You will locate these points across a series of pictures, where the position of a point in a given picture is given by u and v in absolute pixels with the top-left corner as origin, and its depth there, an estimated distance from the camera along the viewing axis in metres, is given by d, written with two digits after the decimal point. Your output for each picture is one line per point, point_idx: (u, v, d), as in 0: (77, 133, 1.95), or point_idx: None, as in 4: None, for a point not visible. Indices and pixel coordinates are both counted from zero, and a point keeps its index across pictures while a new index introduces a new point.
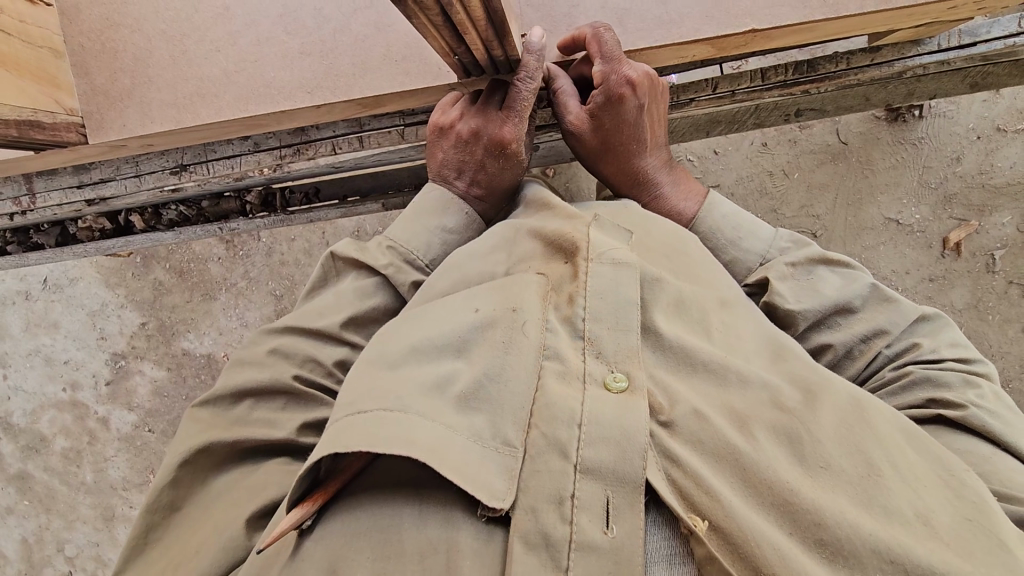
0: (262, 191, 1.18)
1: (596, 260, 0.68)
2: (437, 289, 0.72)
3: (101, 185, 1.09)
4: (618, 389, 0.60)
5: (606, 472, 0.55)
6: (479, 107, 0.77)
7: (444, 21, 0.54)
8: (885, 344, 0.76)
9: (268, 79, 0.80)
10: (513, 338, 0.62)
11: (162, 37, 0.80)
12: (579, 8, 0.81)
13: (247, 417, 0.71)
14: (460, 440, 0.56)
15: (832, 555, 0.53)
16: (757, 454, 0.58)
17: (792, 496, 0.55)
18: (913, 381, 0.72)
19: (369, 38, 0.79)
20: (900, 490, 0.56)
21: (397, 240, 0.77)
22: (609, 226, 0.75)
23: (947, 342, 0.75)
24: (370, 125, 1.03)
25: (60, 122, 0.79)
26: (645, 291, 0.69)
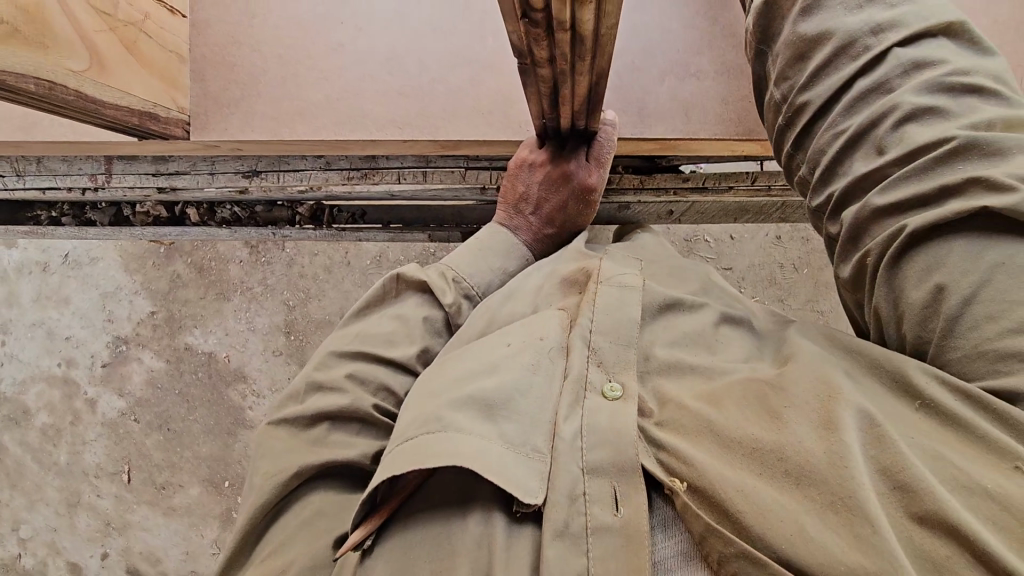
0: (314, 206, 1.26)
1: (605, 284, 0.72)
2: (472, 331, 0.76)
3: (175, 176, 1.16)
4: (612, 398, 0.62)
5: (606, 467, 0.57)
6: (565, 153, 0.85)
7: (550, 92, 0.62)
8: (904, 38, 0.60)
9: (365, 111, 0.90)
10: (540, 363, 0.65)
11: (277, 60, 0.90)
12: (652, 94, 0.87)
13: (323, 439, 0.72)
14: (492, 449, 0.58)
15: (797, 482, 0.51)
16: (727, 423, 0.56)
17: (755, 442, 0.54)
18: (906, 110, 0.58)
19: (462, 92, 0.89)
20: (861, 404, 0.53)
21: (460, 273, 0.82)
22: (619, 258, 0.80)
23: (991, 69, 0.58)
24: (438, 162, 1.12)
25: (171, 118, 0.87)
26: (646, 319, 0.71)
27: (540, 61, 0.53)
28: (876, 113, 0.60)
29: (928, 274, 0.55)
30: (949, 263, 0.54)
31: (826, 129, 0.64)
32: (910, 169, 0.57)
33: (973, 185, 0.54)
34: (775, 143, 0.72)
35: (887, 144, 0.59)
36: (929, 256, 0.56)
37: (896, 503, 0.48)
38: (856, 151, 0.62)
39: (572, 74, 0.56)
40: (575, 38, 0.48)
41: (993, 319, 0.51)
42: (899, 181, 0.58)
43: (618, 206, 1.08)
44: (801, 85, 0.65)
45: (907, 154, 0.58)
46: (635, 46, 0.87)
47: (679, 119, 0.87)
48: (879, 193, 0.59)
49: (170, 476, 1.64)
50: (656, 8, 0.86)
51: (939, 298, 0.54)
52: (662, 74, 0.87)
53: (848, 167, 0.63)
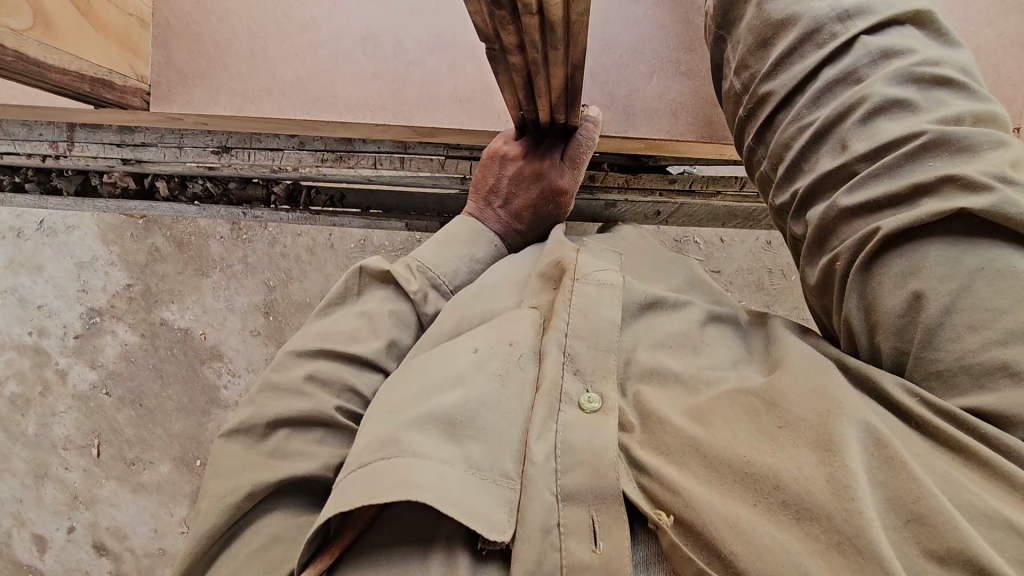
0: (289, 185, 1.19)
1: (581, 280, 0.60)
2: (442, 331, 0.64)
3: (141, 148, 1.11)
4: (589, 410, 0.52)
5: (586, 494, 0.48)
6: (540, 148, 0.81)
7: (524, 84, 0.58)
8: (870, 28, 0.55)
9: (336, 90, 0.85)
10: (511, 373, 0.54)
11: (246, 32, 0.84)
12: (638, 92, 0.83)
13: (284, 449, 0.62)
14: (457, 475, 0.47)
15: (796, 515, 0.42)
16: (715, 441, 0.48)
17: (746, 464, 0.46)
18: (874, 102, 0.53)
19: (439, 77, 0.85)
20: (868, 421, 0.44)
21: (428, 264, 0.76)
22: (597, 251, 0.68)
23: (959, 61, 0.54)
24: (416, 150, 1.08)
25: (129, 87, 0.81)
26: (625, 322, 0.60)
27: (507, 47, 0.49)
28: (847, 103, 0.55)
29: (905, 278, 0.50)
30: (925, 267, 0.49)
31: (789, 122, 0.59)
32: (880, 165, 0.52)
33: (946, 183, 0.49)
34: (738, 137, 0.67)
35: (854, 139, 0.54)
36: (903, 261, 0.50)
37: (911, 538, 0.39)
38: (821, 147, 0.57)
39: (543, 63, 0.52)
40: (544, 23, 0.44)
41: (973, 329, 0.46)
42: (868, 179, 0.53)
43: (603, 203, 1.04)
44: (763, 75, 0.60)
45: (875, 149, 0.53)
46: (621, 42, 0.82)
47: (666, 118, 0.83)
48: (846, 192, 0.54)
49: (140, 452, 1.55)
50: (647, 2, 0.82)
51: (915, 305, 0.49)
52: (650, 71, 0.82)
53: (814, 162, 0.57)
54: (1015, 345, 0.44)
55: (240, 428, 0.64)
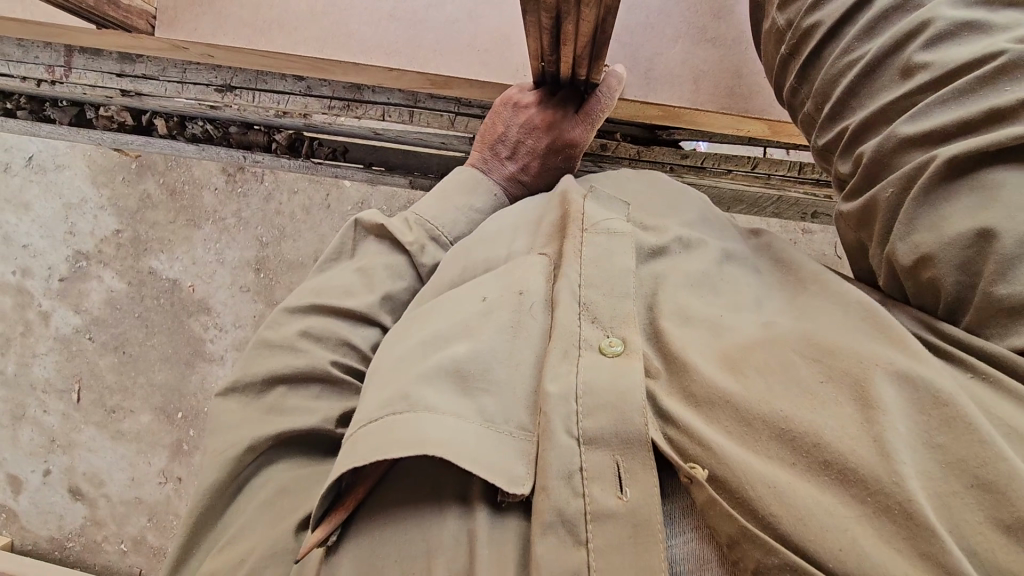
0: (292, 134, 1.15)
1: (590, 231, 0.57)
2: (444, 279, 0.62)
3: (141, 80, 1.07)
4: (612, 354, 0.48)
5: (609, 438, 0.44)
6: (556, 101, 0.77)
7: (552, 27, 0.56)
8: None
9: (351, 30, 0.83)
10: (522, 323, 0.51)
11: None
12: (662, 56, 0.81)
13: (282, 405, 0.61)
14: (469, 431, 0.45)
15: (841, 476, 0.39)
16: (747, 393, 0.44)
17: (784, 420, 0.42)
18: (939, 26, 0.50)
19: (460, 22, 0.83)
20: (919, 378, 0.41)
21: (428, 218, 0.72)
22: (604, 196, 0.63)
23: None
24: (426, 104, 1.04)
25: (135, 8, 0.79)
26: (638, 266, 0.56)
27: None
28: (903, 29, 0.52)
29: (979, 210, 0.45)
30: (1000, 199, 0.44)
31: (840, 55, 0.56)
32: (948, 92, 0.48)
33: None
34: (776, 84, 0.66)
35: (918, 65, 0.51)
36: (975, 194, 0.46)
37: (975, 504, 0.36)
38: (877, 79, 0.54)
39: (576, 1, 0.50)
40: None
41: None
42: (932, 107, 0.49)
43: None
44: (810, 7, 0.59)
45: (943, 73, 0.49)
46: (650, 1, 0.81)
47: (687, 87, 0.81)
48: (907, 122, 0.50)
49: (121, 400, 1.53)
50: None
51: (983, 243, 0.44)
52: (676, 36, 0.81)
53: (863, 100, 0.55)
54: None
55: (235, 382, 0.62)
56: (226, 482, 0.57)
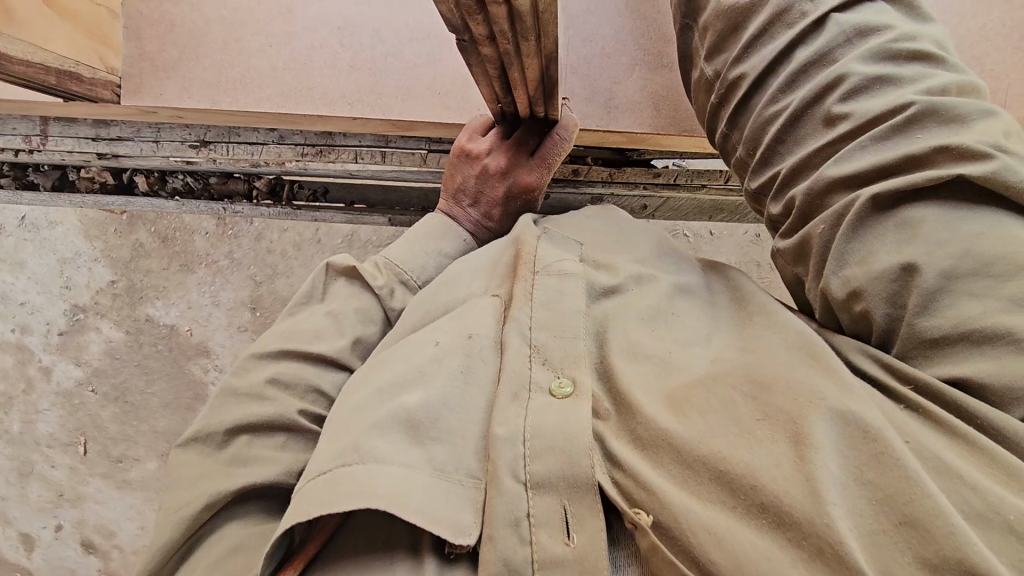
0: (272, 180, 1.16)
1: (542, 273, 0.57)
2: (404, 325, 0.62)
3: (117, 142, 1.09)
4: (561, 396, 0.49)
5: (556, 483, 0.45)
6: (511, 149, 0.77)
7: (500, 74, 0.56)
8: (841, 6, 0.54)
9: (313, 81, 0.84)
10: (472, 368, 0.52)
11: (220, 23, 0.84)
12: (620, 85, 0.82)
13: (244, 456, 0.61)
14: (420, 480, 0.45)
15: (777, 519, 0.39)
16: (694, 436, 0.44)
17: (726, 466, 0.42)
18: (858, 79, 0.51)
19: (418, 67, 0.84)
20: (851, 415, 0.41)
21: (393, 260, 0.73)
22: (557, 236, 0.64)
23: (932, 35, 0.53)
24: (397, 144, 1.05)
25: (98, 79, 0.81)
26: (589, 307, 0.56)
27: (481, 37, 0.46)
28: (824, 81, 0.53)
29: (897, 248, 0.47)
30: (919, 240, 0.46)
31: (766, 105, 0.57)
32: (868, 139, 0.50)
33: (939, 154, 0.46)
34: (708, 126, 0.66)
35: (837, 115, 0.52)
36: (892, 234, 0.47)
37: (903, 543, 0.37)
38: (802, 128, 0.55)
39: (513, 55, 0.50)
40: (511, 15, 0.43)
41: (976, 297, 0.43)
42: (853, 153, 0.50)
43: (590, 198, 1.02)
44: (735, 59, 0.59)
45: (860, 124, 0.50)
46: (601, 34, 0.81)
47: (647, 112, 0.82)
48: (831, 166, 0.51)
49: (126, 449, 1.53)
50: None
51: (907, 277, 0.45)
52: (632, 63, 0.81)
53: (795, 140, 0.55)
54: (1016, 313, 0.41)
55: (199, 432, 0.62)
56: (185, 533, 0.56)
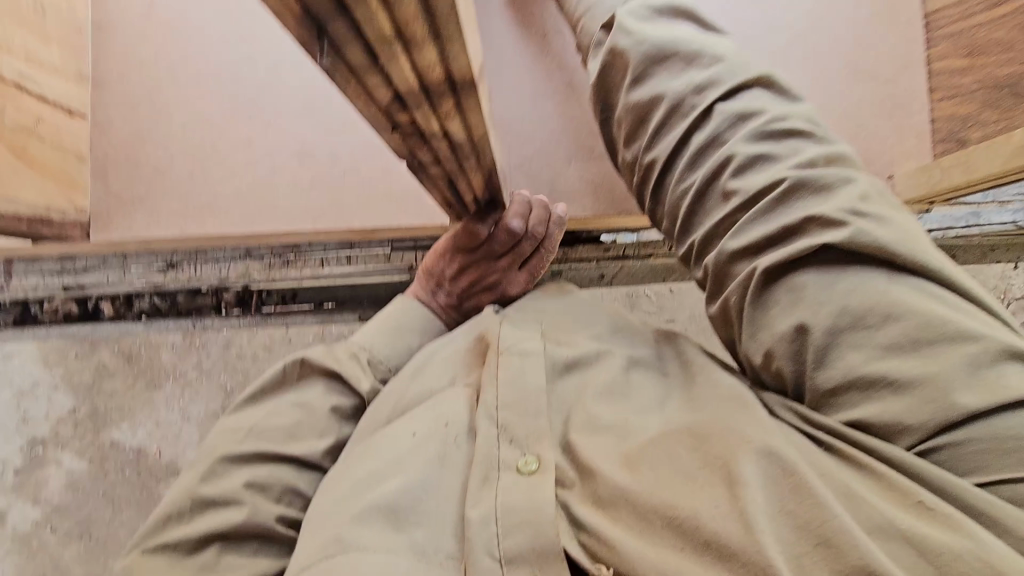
0: (240, 290, 1.14)
1: (503, 354, 0.59)
2: (378, 419, 0.63)
3: (83, 273, 1.14)
4: (527, 472, 0.51)
5: (527, 556, 0.46)
6: (501, 264, 0.82)
7: (448, 185, 0.60)
8: (725, 92, 0.55)
9: (274, 202, 0.90)
10: (448, 454, 0.54)
11: (184, 157, 0.90)
12: (561, 176, 0.88)
13: (215, 566, 0.61)
14: (402, 565, 0.46)
15: (715, 554, 0.42)
16: (641, 489, 0.47)
17: (672, 509, 0.45)
18: (742, 161, 0.53)
19: (374, 180, 0.91)
20: (772, 450, 0.45)
21: (369, 351, 0.73)
22: (520, 321, 0.66)
23: (805, 111, 0.54)
24: (361, 246, 1.12)
25: (67, 221, 0.84)
26: (553, 383, 0.58)
27: (427, 160, 0.51)
28: (715, 164, 0.54)
29: (791, 307, 0.49)
30: (806, 297, 0.49)
31: (674, 186, 0.57)
32: (757, 212, 0.52)
33: (808, 222, 0.50)
34: (638, 196, 0.64)
35: (729, 192, 0.53)
36: (788, 289, 0.50)
37: (822, 565, 0.39)
38: (705, 203, 0.56)
39: (454, 172, 0.56)
40: (450, 142, 0.48)
41: (856, 348, 0.47)
42: (746, 226, 0.52)
43: (549, 273, 1.09)
44: (645, 144, 0.59)
45: (747, 200, 0.52)
46: (532, 133, 0.88)
47: (587, 200, 0.88)
48: (731, 238, 0.53)
49: None
50: (532, 95, 0.88)
51: (802, 336, 0.49)
52: (569, 156, 0.88)
53: (700, 217, 0.56)
54: (895, 356, 0.46)
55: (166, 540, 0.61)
56: None
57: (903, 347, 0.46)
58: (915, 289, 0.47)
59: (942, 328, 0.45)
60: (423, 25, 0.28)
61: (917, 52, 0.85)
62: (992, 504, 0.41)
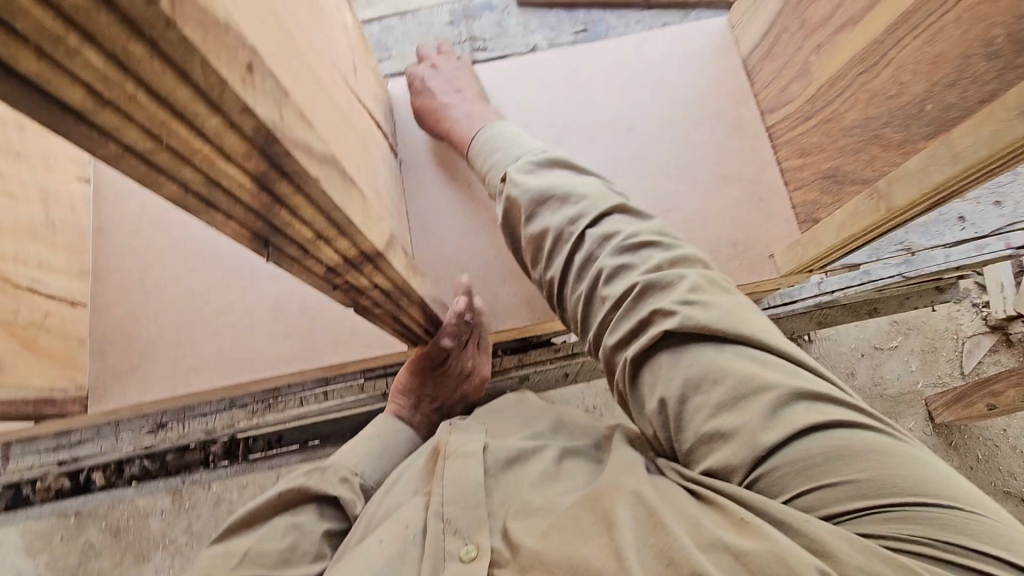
0: (227, 441, 1.22)
1: (449, 458, 0.69)
2: (352, 540, 0.70)
3: (78, 445, 1.20)
4: (468, 560, 0.58)
5: None
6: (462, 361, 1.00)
7: (394, 320, 0.73)
8: (591, 222, 0.71)
9: (253, 354, 1.02)
10: (406, 552, 0.61)
11: (174, 326, 1.03)
12: (500, 295, 1.01)
13: None
14: None
15: None
16: (546, 547, 0.54)
17: (564, 556, 0.52)
18: (609, 272, 0.67)
19: (338, 323, 1.04)
20: (640, 497, 0.54)
21: (348, 470, 0.83)
22: (468, 428, 0.77)
23: (653, 229, 0.70)
24: (336, 380, 1.22)
25: (69, 397, 0.95)
26: (493, 478, 0.67)
27: (370, 305, 0.64)
28: (592, 276, 0.69)
29: (653, 381, 0.61)
30: (660, 374, 0.60)
31: (571, 297, 0.72)
32: (622, 310, 0.65)
33: (655, 315, 0.62)
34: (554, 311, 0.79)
35: (604, 297, 0.67)
36: (650, 369, 0.61)
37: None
38: (592, 307, 0.70)
39: (396, 310, 0.69)
40: (381, 291, 0.62)
41: (700, 408, 0.57)
42: (618, 322, 0.65)
43: (517, 379, 1.20)
44: (543, 266, 0.74)
45: (615, 302, 0.66)
46: (467, 264, 1.02)
47: (526, 312, 1.01)
48: (609, 334, 0.66)
49: None
50: (465, 231, 1.03)
51: (663, 407, 0.59)
52: (505, 277, 1.01)
53: (591, 318, 0.70)
54: (726, 411, 0.55)
55: None
56: None
57: (729, 404, 0.55)
58: (736, 354, 0.58)
59: (752, 383, 0.55)
60: (328, 225, 0.44)
61: (769, 155, 1.05)
62: (796, 515, 0.48)
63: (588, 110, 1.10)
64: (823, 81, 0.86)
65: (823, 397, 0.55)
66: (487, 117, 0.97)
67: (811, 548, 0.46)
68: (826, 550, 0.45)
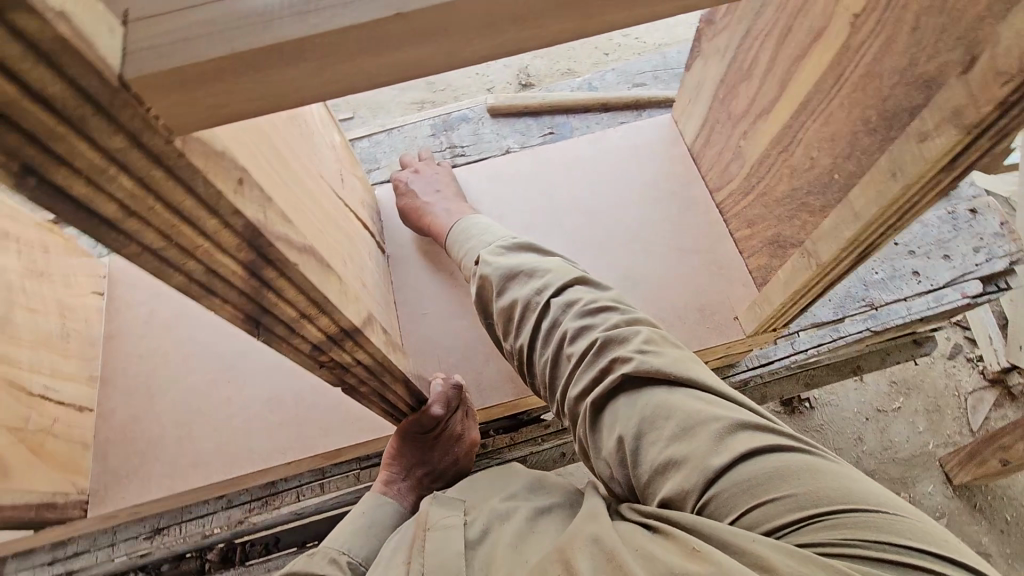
0: (223, 548, 1.26)
1: (429, 531, 0.72)
2: None
3: (74, 557, 1.17)
4: None
5: None
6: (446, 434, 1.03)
7: (379, 396, 0.79)
8: (556, 292, 0.79)
9: (249, 447, 1.06)
10: None
11: (173, 424, 1.07)
12: (484, 372, 1.07)
13: None
14: None
15: None
16: None
17: None
18: (574, 332, 0.75)
19: (331, 411, 1.08)
20: (603, 540, 0.58)
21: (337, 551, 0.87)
22: (444, 498, 0.79)
23: (610, 296, 0.78)
24: (333, 472, 1.23)
25: (70, 502, 0.97)
26: (470, 548, 0.69)
27: (355, 383, 0.70)
28: (558, 338, 0.76)
29: (612, 420, 0.69)
30: (617, 416, 0.68)
31: (541, 360, 0.79)
32: (585, 363, 0.73)
33: (614, 364, 0.70)
34: (526, 380, 0.86)
35: (570, 355, 0.75)
36: (610, 412, 0.69)
37: None
38: (559, 367, 0.77)
39: (380, 386, 0.75)
40: (363, 369, 0.68)
41: (655, 444, 0.64)
42: (582, 375, 0.72)
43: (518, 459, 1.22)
44: (514, 334, 0.81)
45: (578, 358, 0.73)
46: (449, 343, 1.08)
47: (510, 388, 1.06)
48: (573, 386, 0.74)
49: None
50: (450, 312, 1.10)
51: (621, 444, 0.67)
52: (488, 355, 1.08)
53: (558, 377, 0.77)
54: (676, 442, 0.63)
55: None
56: None
57: (681, 435, 0.63)
58: (686, 396, 0.66)
59: (698, 418, 0.63)
60: (309, 305, 0.52)
61: (722, 228, 1.15)
62: (741, 537, 0.53)
63: (557, 200, 1.23)
64: (753, 161, 0.97)
65: (761, 427, 0.62)
66: (463, 212, 1.08)
67: (755, 565, 0.51)
68: (768, 564, 0.50)
